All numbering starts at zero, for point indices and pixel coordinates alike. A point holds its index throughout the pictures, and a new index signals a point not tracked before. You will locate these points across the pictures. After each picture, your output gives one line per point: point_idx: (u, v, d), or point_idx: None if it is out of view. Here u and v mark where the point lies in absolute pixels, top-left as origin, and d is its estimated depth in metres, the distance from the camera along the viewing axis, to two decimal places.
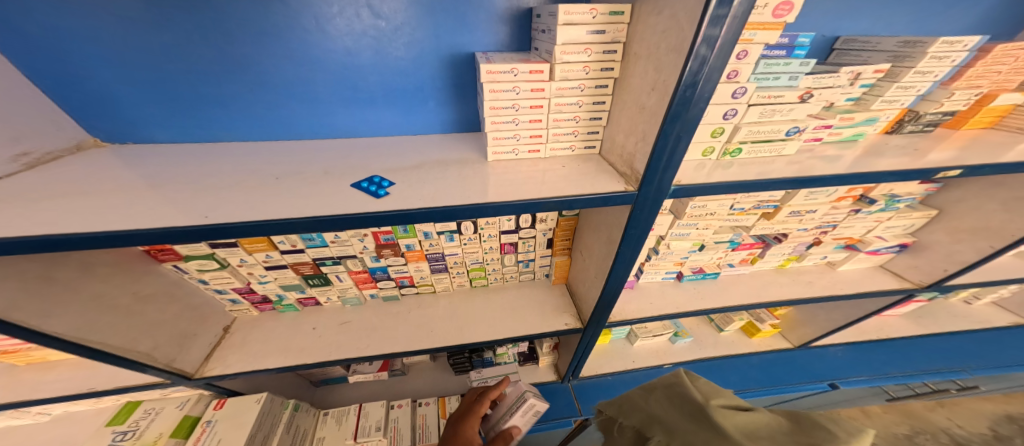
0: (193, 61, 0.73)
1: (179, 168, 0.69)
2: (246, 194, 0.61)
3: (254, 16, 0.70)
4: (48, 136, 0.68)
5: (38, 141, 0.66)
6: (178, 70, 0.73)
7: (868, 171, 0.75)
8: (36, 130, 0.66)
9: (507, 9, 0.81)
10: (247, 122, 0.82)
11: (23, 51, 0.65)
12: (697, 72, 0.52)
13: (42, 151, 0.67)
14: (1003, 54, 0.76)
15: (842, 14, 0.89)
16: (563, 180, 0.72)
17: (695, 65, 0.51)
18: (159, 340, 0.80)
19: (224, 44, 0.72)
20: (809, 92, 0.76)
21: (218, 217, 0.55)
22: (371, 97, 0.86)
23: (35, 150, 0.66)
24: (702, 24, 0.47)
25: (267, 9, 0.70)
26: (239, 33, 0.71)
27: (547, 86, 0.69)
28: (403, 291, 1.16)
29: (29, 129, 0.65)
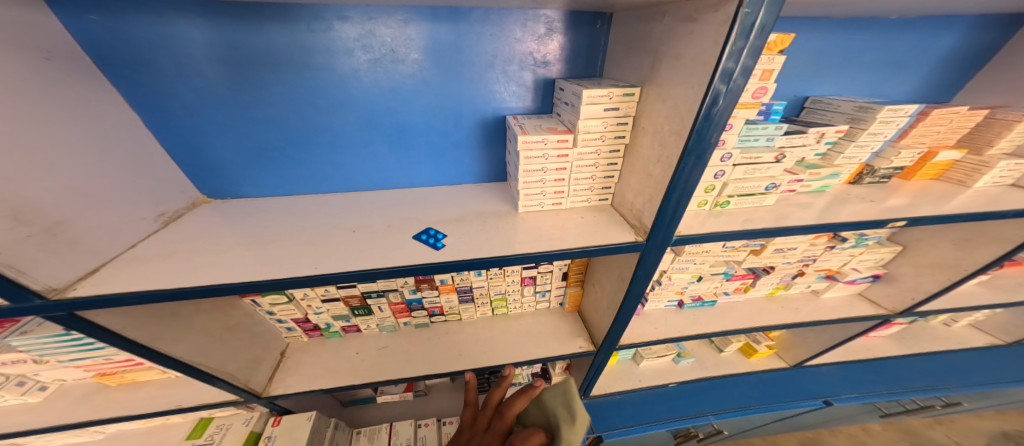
0: (281, 130, 0.88)
1: (271, 221, 0.84)
2: (333, 246, 0.76)
3: (332, 91, 0.86)
4: (175, 197, 0.84)
5: (169, 203, 0.81)
6: (267, 137, 0.88)
7: (835, 220, 0.90)
8: (167, 193, 0.82)
9: (534, 80, 0.97)
10: (317, 176, 0.97)
11: (153, 127, 0.80)
12: (711, 112, 0.62)
13: (171, 211, 0.82)
14: (940, 117, 0.93)
15: (806, 84, 1.08)
16: (582, 232, 0.86)
17: (711, 99, 0.60)
18: (241, 363, 0.93)
19: (305, 115, 0.88)
20: (783, 152, 0.91)
21: (322, 267, 0.70)
22: (419, 153, 1.01)
23: (168, 210, 0.81)
24: (715, 77, 0.58)
25: (343, 85, 0.86)
26: (319, 106, 0.87)
27: (570, 152, 0.85)
28: (432, 320, 1.28)
29: (164, 193, 0.81)
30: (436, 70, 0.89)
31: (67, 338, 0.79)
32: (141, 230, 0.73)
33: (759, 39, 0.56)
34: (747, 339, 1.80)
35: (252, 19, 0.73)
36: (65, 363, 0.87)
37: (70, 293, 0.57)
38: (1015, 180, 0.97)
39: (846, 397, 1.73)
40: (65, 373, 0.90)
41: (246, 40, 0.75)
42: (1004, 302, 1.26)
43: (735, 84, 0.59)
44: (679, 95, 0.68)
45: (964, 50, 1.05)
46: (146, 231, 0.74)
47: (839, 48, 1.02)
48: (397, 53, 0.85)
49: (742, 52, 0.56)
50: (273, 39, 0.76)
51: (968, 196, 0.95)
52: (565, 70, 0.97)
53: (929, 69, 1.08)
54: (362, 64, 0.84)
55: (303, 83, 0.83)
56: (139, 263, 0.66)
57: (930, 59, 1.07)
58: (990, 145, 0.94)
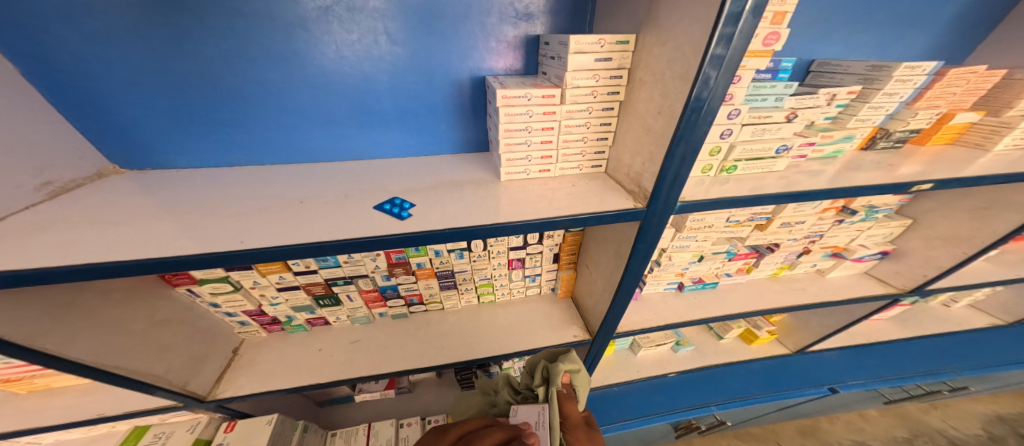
0: (212, 88, 0.76)
1: (207, 193, 0.72)
2: (274, 219, 0.64)
3: (274, 42, 0.74)
4: (70, 165, 0.70)
5: (60, 172, 0.68)
6: (199, 97, 0.76)
7: (847, 186, 0.82)
8: (58, 158, 0.68)
9: (515, 36, 0.87)
10: (265, 146, 0.85)
11: (49, 79, 0.67)
12: (702, 95, 0.57)
13: (64, 180, 0.68)
14: (955, 77, 0.86)
15: (815, 42, 0.97)
16: (575, 199, 0.77)
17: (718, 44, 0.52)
18: (173, 363, 0.81)
19: (244, 72, 0.76)
20: (793, 112, 0.82)
21: (251, 242, 0.58)
22: (385, 119, 0.90)
23: (58, 179, 0.67)
24: (702, 63, 0.53)
25: (288, 35, 0.74)
26: (259, 59, 0.75)
27: (558, 109, 0.74)
28: (411, 309, 1.17)
29: (54, 159, 0.67)
30: (400, 21, 0.78)
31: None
32: (16, 200, 0.60)
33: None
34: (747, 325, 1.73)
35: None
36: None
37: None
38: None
39: (851, 384, 1.71)
40: None
41: None
42: (1013, 278, 1.20)
43: (736, 46, 0.52)
44: (682, 31, 0.58)
45: (978, 7, 0.97)
46: (24, 202, 0.61)
47: (851, 2, 0.92)
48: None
49: (742, 15, 0.49)
50: None
51: (988, 160, 0.87)
52: (550, 25, 0.87)
53: (943, 28, 1.00)
54: (311, 12, 0.73)
55: (239, 32, 0.71)
56: (18, 240, 0.53)
57: (942, 18, 0.98)
58: (1010, 105, 0.84)
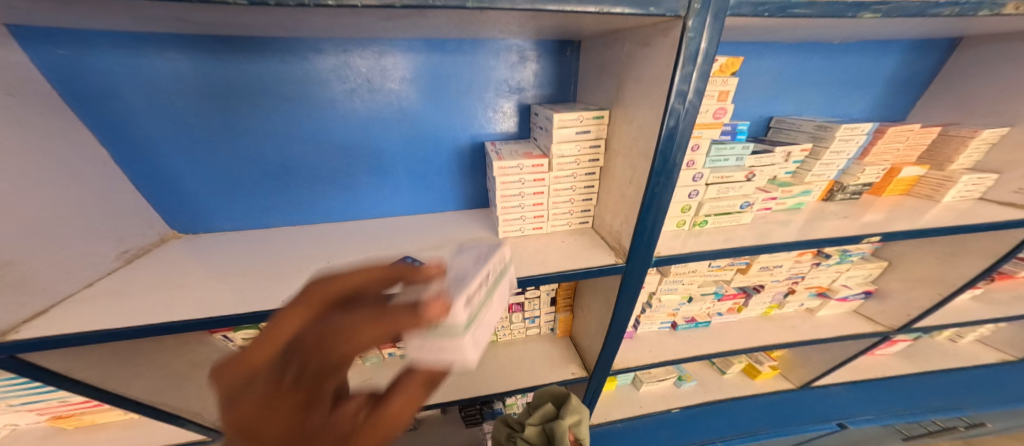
0: (255, 160, 0.90)
1: (248, 254, 0.85)
2: (305, 278, 0.76)
3: (307, 120, 0.89)
4: (142, 234, 0.85)
5: (134, 239, 0.83)
6: (244, 169, 0.90)
7: (813, 237, 0.91)
8: (134, 230, 0.83)
9: (510, 106, 1.01)
10: (295, 206, 0.99)
11: (129, 162, 0.83)
12: (661, 170, 0.68)
13: (136, 247, 0.83)
14: (896, 135, 0.95)
15: (768, 99, 1.05)
16: (565, 255, 0.87)
17: (666, 134, 0.65)
18: (206, 401, 0.91)
19: (281, 147, 0.90)
20: (752, 171, 0.92)
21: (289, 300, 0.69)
22: (398, 178, 1.03)
23: (132, 246, 0.82)
24: (660, 139, 0.65)
25: (318, 114, 0.89)
26: (294, 135, 0.90)
27: (546, 176, 0.86)
28: (419, 350, 1.25)
29: (130, 230, 0.82)
30: (411, 99, 0.93)
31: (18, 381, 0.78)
32: (98, 269, 0.74)
33: (705, 65, 0.59)
34: (749, 360, 1.75)
35: (229, 54, 0.77)
36: (19, 407, 0.84)
37: (12, 336, 0.58)
38: (982, 193, 0.98)
39: (861, 420, 1.65)
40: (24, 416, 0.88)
41: (220, 73, 0.79)
42: (999, 316, 1.24)
43: (684, 121, 0.64)
44: (642, 117, 0.70)
45: (914, 67, 1.04)
46: (104, 269, 0.75)
47: (794, 68, 1.00)
48: (373, 83, 0.88)
49: (688, 91, 0.61)
50: (246, 70, 0.79)
51: (939, 211, 0.95)
52: (539, 95, 1.01)
53: (888, 87, 1.08)
54: (338, 95, 0.88)
55: (279, 115, 0.86)
56: (101, 303, 0.66)
57: (880, 77, 1.06)
58: (951, 161, 0.98)
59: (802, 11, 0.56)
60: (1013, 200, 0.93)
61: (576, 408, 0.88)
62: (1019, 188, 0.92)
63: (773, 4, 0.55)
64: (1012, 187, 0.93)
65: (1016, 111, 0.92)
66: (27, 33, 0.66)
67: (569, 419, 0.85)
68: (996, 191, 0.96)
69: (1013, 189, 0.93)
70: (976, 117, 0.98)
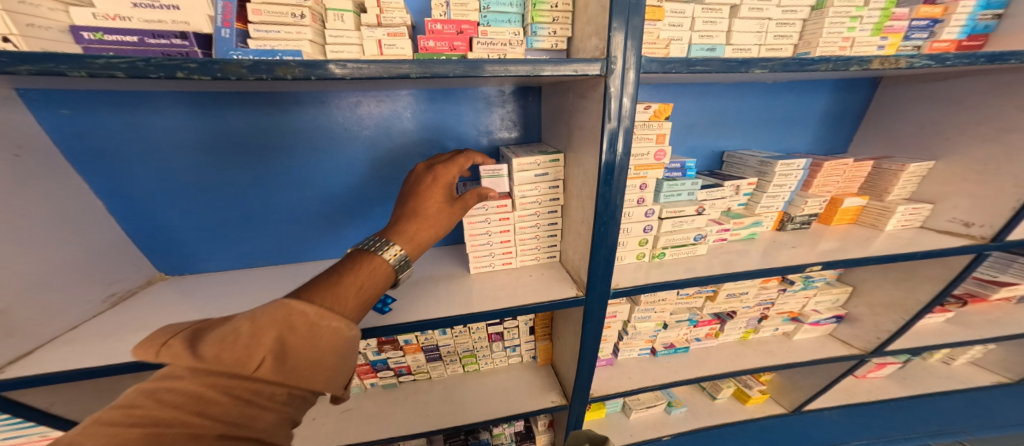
0: (240, 204, 0.98)
1: (229, 294, 0.91)
2: None
3: (288, 166, 0.97)
4: (129, 277, 0.92)
5: (121, 283, 0.90)
6: (228, 213, 0.98)
7: (767, 267, 0.95)
8: (121, 274, 0.90)
9: (481, 148, 1.09)
10: (276, 246, 1.05)
11: (122, 211, 0.91)
12: (603, 211, 0.76)
13: (123, 290, 0.90)
14: (833, 168, 1.02)
15: (718, 138, 1.13)
16: (529, 289, 0.92)
17: (605, 171, 0.72)
18: None
19: (264, 192, 0.98)
20: (703, 205, 0.98)
21: None
22: (374, 218, 1.09)
23: (119, 290, 0.89)
24: (598, 185, 0.73)
25: (299, 160, 0.97)
26: (276, 180, 0.98)
27: (510, 215, 0.93)
28: (401, 379, 1.28)
29: (119, 275, 0.90)
30: (386, 144, 1.01)
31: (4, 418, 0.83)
32: (86, 311, 0.81)
33: (629, 122, 0.68)
34: (738, 384, 1.74)
35: (217, 111, 0.87)
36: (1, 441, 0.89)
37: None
38: (922, 221, 1.03)
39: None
40: None
41: (210, 128, 0.88)
42: (974, 339, 1.25)
43: (619, 163, 0.72)
44: (586, 163, 0.78)
45: (847, 103, 1.14)
46: (92, 311, 0.82)
47: (737, 108, 1.08)
48: (349, 130, 0.97)
49: (617, 149, 0.70)
50: (233, 124, 0.89)
51: (884, 240, 0.99)
52: (508, 137, 1.09)
53: (824, 121, 1.15)
54: (318, 143, 0.96)
55: (263, 163, 0.95)
56: (86, 344, 0.72)
57: (815, 113, 1.13)
58: (887, 192, 1.04)
59: (701, 68, 0.65)
60: (948, 228, 0.98)
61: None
62: (953, 218, 0.97)
63: (677, 63, 0.65)
64: (947, 216, 0.98)
65: (941, 146, 1.00)
66: (32, 99, 0.75)
67: None
68: (934, 220, 1.01)
69: (947, 218, 0.98)
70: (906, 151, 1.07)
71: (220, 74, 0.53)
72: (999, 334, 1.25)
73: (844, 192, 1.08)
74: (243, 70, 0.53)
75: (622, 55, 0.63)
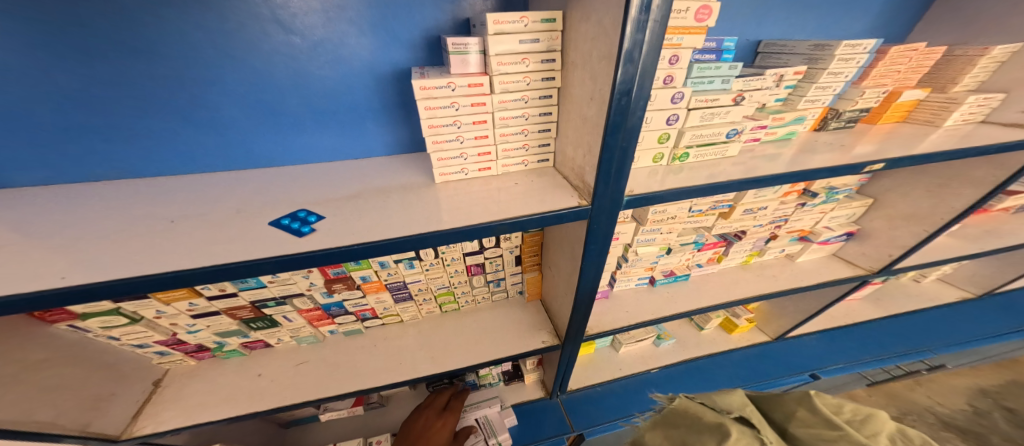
0: (59, 83, 0.62)
1: (72, 213, 0.60)
2: (143, 245, 0.54)
3: (132, 23, 0.61)
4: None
5: None
6: (33, 100, 0.62)
7: (805, 168, 0.79)
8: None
9: (444, 21, 0.77)
10: (140, 157, 0.72)
11: None
12: (627, 77, 0.52)
13: None
14: (898, 54, 0.88)
15: (759, 22, 0.97)
16: (519, 199, 0.70)
17: (633, 28, 0.48)
18: (63, 406, 0.65)
19: (91, 68, 0.62)
20: (741, 95, 0.79)
21: (74, 278, 0.47)
22: (297, 121, 0.79)
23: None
24: (625, 32, 0.48)
25: (149, 12, 0.60)
26: (116, 45, 0.62)
27: (488, 100, 0.68)
28: (367, 324, 1.08)
29: None
30: (293, 3, 0.66)
31: None
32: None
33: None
34: (726, 314, 1.68)
35: None
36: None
37: None
38: (986, 115, 0.93)
39: (831, 369, 1.65)
40: None
41: None
42: (977, 251, 1.21)
43: (657, 13, 0.47)
44: (601, 8, 0.53)
45: None
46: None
47: None
48: None
49: (647, 26, 0.48)
50: None
51: (942, 135, 0.89)
52: (482, 4, 0.78)
53: (886, 6, 1.02)
54: None
55: (72, 15, 0.58)
56: None
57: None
58: (954, 82, 0.91)
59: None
60: (1017, 120, 0.89)
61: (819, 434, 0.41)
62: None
63: None
64: (1018, 107, 0.88)
65: None
66: None
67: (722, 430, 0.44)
68: (1001, 113, 0.92)
69: (1020, 108, 0.88)
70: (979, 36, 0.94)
71: None
72: (998, 245, 1.23)
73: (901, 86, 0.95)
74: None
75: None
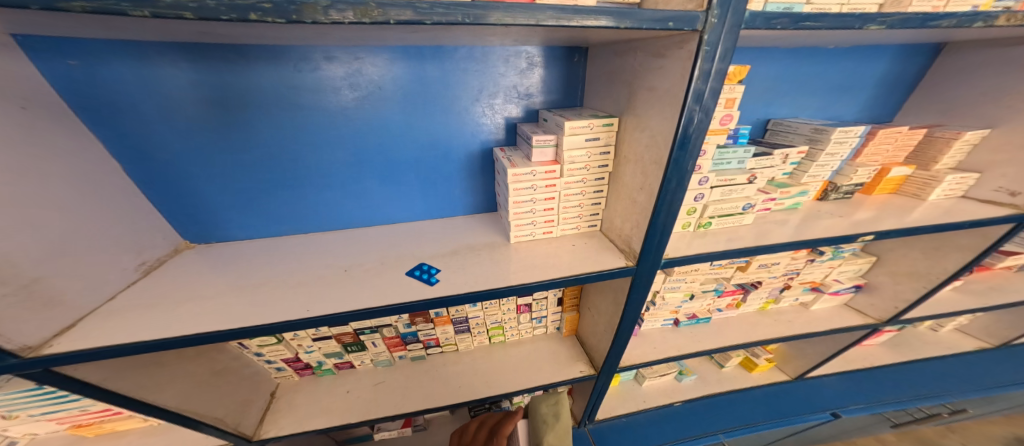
0: (271, 168, 0.88)
1: (259, 264, 0.83)
2: (322, 288, 0.75)
3: (321, 128, 0.87)
4: (156, 245, 0.82)
5: (151, 251, 0.80)
6: (254, 179, 0.88)
7: (810, 236, 0.96)
8: (149, 240, 0.81)
9: (519, 113, 1.02)
10: (309, 216, 0.97)
11: (144, 174, 0.80)
12: (675, 176, 0.72)
13: (153, 258, 0.80)
14: (886, 136, 1.05)
15: (768, 107, 1.17)
16: (576, 259, 0.89)
17: (679, 147, 0.69)
18: (229, 407, 0.88)
19: (293, 158, 0.89)
20: (754, 173, 0.98)
21: (316, 310, 0.69)
22: (411, 186, 1.02)
23: (149, 258, 0.79)
24: (674, 148, 0.69)
25: (334, 121, 0.88)
26: (309, 142, 0.88)
27: (558, 181, 0.88)
28: (429, 351, 1.26)
29: (146, 242, 0.80)
30: (423, 104, 0.92)
31: (38, 392, 0.73)
32: (119, 281, 0.71)
33: (716, 83, 0.64)
34: (746, 353, 1.78)
35: (242, 63, 0.76)
36: (37, 417, 0.79)
37: (48, 351, 0.56)
38: (965, 190, 1.09)
39: (853, 409, 1.72)
40: (38, 426, 0.82)
41: (235, 82, 0.77)
42: (980, 305, 1.32)
43: (696, 134, 0.68)
44: (655, 126, 0.74)
45: (895, 76, 1.18)
46: (124, 282, 0.72)
47: (791, 78, 1.12)
48: (387, 92, 0.88)
49: (698, 111, 0.66)
50: (261, 80, 0.79)
51: (925, 208, 1.04)
52: (547, 101, 1.02)
53: (875, 92, 1.21)
54: (353, 101, 0.87)
55: (291, 126, 0.85)
56: (127, 316, 0.64)
57: (870, 84, 1.19)
58: (935, 161, 1.08)
59: (811, 24, 0.63)
60: (993, 197, 1.04)
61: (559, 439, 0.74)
62: (997, 187, 1.03)
63: (784, 18, 0.61)
64: (993, 185, 1.04)
65: (1001, 115, 1.04)
66: (31, 44, 0.63)
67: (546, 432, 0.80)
68: (978, 189, 1.08)
69: (994, 187, 1.04)
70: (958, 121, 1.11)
71: (295, 16, 0.46)
72: (1001, 301, 1.33)
73: (890, 162, 1.12)
74: (319, 12, 0.46)
75: (724, 6, 0.57)
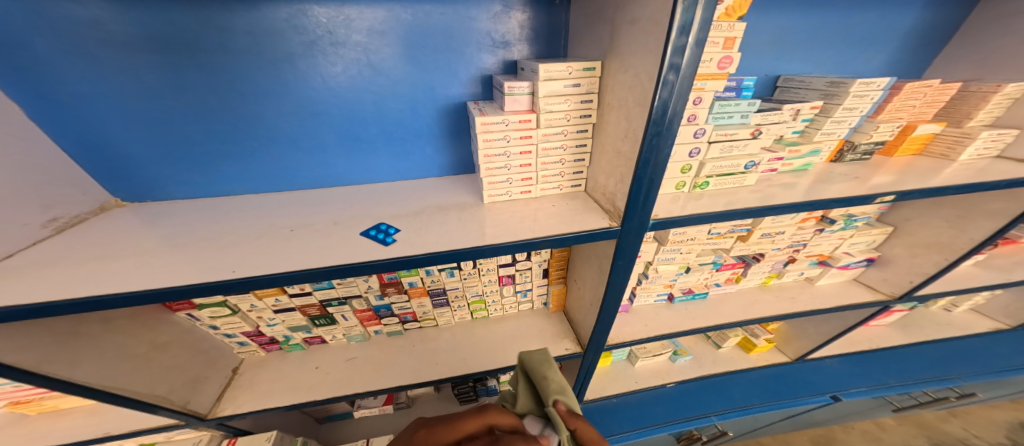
0: (207, 120, 0.79)
1: (197, 224, 0.75)
2: (260, 248, 0.67)
3: (259, 75, 0.77)
4: (75, 201, 0.74)
5: (66, 207, 0.71)
6: (188, 132, 0.79)
7: (821, 197, 0.84)
8: (64, 195, 0.72)
9: (494, 64, 0.90)
10: (255, 175, 0.88)
11: (57, 122, 0.71)
12: (661, 120, 0.61)
13: (69, 215, 0.72)
14: (914, 91, 0.92)
15: (779, 59, 1.03)
16: (556, 220, 0.80)
17: (664, 90, 0.58)
18: (174, 383, 0.84)
19: (229, 109, 0.79)
20: (760, 128, 0.87)
21: (242, 271, 0.61)
22: (371, 145, 0.92)
23: (63, 215, 0.70)
24: (657, 87, 0.58)
25: (274, 67, 0.77)
26: (248, 92, 0.78)
27: (534, 133, 0.78)
28: (406, 326, 1.19)
29: (62, 197, 0.71)
30: (383, 53, 0.81)
31: None
32: (20, 239, 0.63)
33: (706, 10, 0.52)
34: (745, 333, 1.69)
35: None
36: None
37: None
38: (1000, 150, 0.97)
39: (853, 391, 1.65)
40: None
41: (150, 18, 0.67)
42: (1002, 281, 1.22)
43: (686, 71, 0.56)
44: (639, 63, 0.62)
45: (928, 21, 1.04)
46: (27, 239, 0.64)
47: (807, 23, 0.98)
48: (335, 35, 0.77)
49: (686, 47, 0.54)
50: (181, 16, 0.68)
51: (954, 169, 0.93)
52: (527, 51, 0.90)
53: (903, 42, 1.06)
54: (295, 44, 0.76)
55: (224, 71, 0.75)
56: (23, 276, 0.57)
57: (897, 32, 1.04)
58: (968, 117, 0.95)
59: None
60: None
61: (563, 387, 0.63)
62: None
63: None
64: None
65: None
66: None
67: (550, 375, 0.65)
68: (1015, 148, 0.95)
69: None
70: (998, 72, 0.97)
71: None
72: None
73: (917, 120, 1.00)
74: None
75: None
